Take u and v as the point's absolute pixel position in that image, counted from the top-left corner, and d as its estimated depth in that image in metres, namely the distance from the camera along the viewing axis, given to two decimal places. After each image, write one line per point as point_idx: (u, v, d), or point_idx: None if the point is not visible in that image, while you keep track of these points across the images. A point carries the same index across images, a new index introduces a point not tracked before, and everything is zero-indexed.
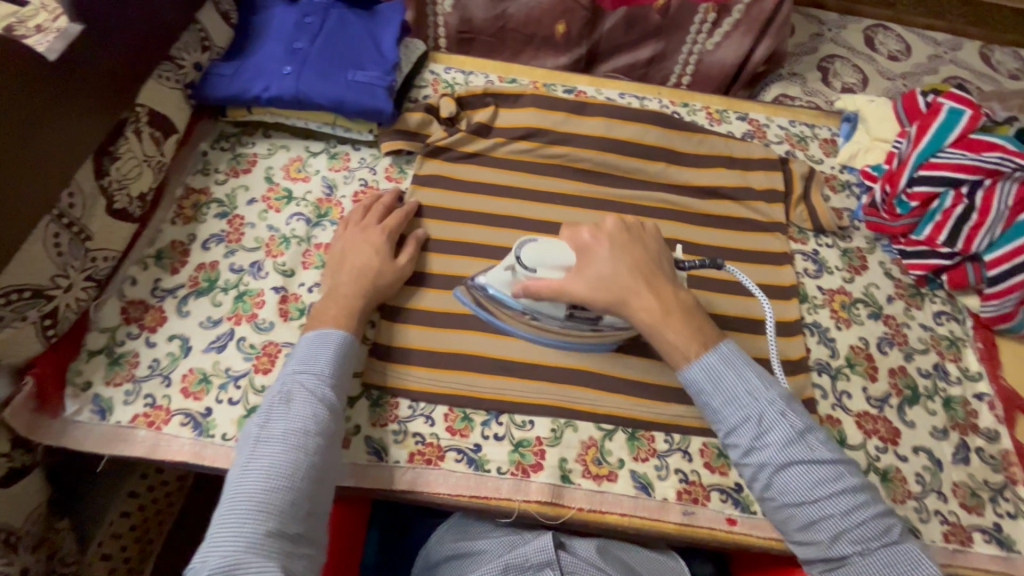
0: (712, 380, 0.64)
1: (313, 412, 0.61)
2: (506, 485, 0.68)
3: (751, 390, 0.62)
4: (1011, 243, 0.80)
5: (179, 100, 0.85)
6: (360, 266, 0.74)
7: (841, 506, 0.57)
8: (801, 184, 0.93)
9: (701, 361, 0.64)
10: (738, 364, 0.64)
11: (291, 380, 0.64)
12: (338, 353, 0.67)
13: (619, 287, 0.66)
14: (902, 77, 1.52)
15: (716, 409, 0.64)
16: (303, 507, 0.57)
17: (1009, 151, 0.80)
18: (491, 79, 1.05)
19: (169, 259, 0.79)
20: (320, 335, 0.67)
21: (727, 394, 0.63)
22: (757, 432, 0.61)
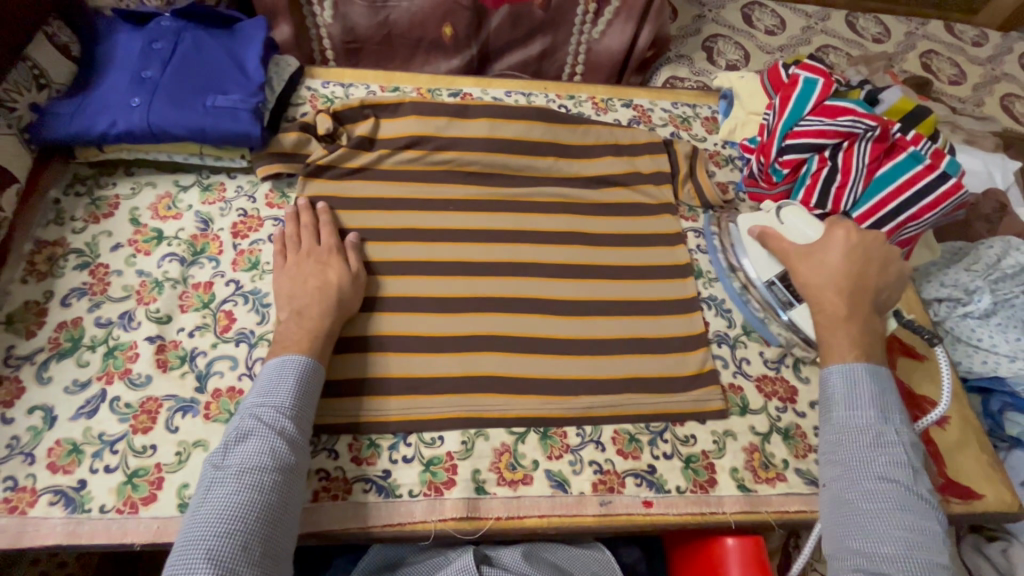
0: (849, 389, 0.68)
1: (274, 447, 0.58)
2: (419, 507, 0.66)
3: (886, 413, 0.66)
4: (872, 199, 0.85)
5: (14, 145, 0.77)
6: (314, 287, 0.71)
7: (903, 525, 0.59)
8: (687, 162, 0.96)
9: (846, 368, 0.69)
10: (883, 384, 0.68)
11: (249, 414, 0.60)
12: (299, 383, 0.63)
13: (824, 292, 0.74)
14: (779, 49, 1.61)
15: (834, 410, 0.67)
16: (258, 555, 0.53)
17: (858, 113, 0.85)
18: (372, 89, 1.02)
19: (22, 322, 0.72)
20: (284, 359, 0.64)
21: (857, 401, 0.67)
22: (873, 443, 0.64)
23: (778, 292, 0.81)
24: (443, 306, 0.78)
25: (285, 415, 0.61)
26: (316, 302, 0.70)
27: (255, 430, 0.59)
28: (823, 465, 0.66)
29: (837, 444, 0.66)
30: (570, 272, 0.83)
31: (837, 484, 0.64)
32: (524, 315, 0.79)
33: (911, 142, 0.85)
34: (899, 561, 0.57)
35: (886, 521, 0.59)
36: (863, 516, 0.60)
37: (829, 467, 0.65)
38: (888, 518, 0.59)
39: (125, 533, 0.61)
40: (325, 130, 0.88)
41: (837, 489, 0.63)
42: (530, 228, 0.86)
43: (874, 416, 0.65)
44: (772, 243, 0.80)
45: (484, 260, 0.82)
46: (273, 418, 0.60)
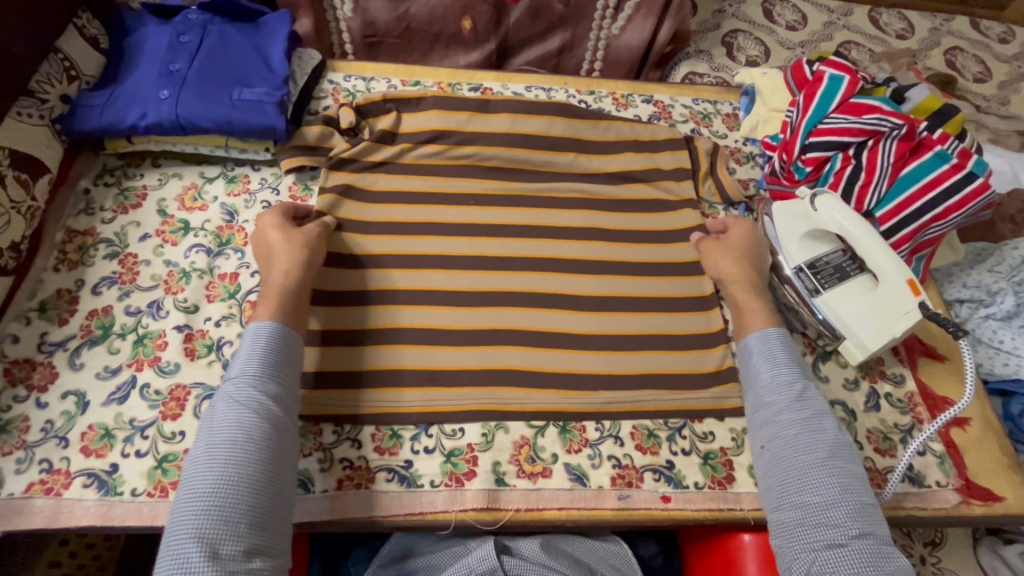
0: (768, 351, 0.71)
1: (238, 413, 0.58)
2: (440, 497, 0.67)
3: (795, 372, 0.69)
4: (897, 198, 0.84)
5: (47, 136, 0.78)
6: (287, 251, 0.73)
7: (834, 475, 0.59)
8: (706, 158, 0.95)
9: (764, 333, 0.72)
10: (792, 349, 0.71)
11: (219, 392, 0.61)
12: (262, 350, 0.63)
13: (745, 267, 0.80)
14: (800, 45, 1.58)
15: (760, 376, 0.69)
16: (243, 518, 0.53)
17: (885, 111, 0.85)
18: (394, 83, 1.02)
19: (55, 309, 0.73)
20: (254, 328, 0.65)
21: (774, 364, 0.69)
22: (796, 397, 0.66)
23: (805, 279, 0.80)
24: (464, 300, 0.78)
25: (255, 381, 0.61)
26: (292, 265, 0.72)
27: (228, 401, 0.60)
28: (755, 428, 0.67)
29: (768, 403, 0.67)
30: (590, 268, 0.84)
31: (774, 443, 0.64)
32: (543, 309, 0.79)
33: (938, 141, 0.84)
34: (838, 509, 0.57)
35: (819, 469, 0.60)
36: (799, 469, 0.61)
37: (763, 428, 0.66)
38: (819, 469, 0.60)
39: (155, 516, 0.63)
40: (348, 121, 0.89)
41: (770, 449, 0.64)
42: (551, 223, 0.87)
43: (794, 375, 0.68)
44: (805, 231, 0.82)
45: (504, 256, 0.83)
46: (244, 387, 0.61)
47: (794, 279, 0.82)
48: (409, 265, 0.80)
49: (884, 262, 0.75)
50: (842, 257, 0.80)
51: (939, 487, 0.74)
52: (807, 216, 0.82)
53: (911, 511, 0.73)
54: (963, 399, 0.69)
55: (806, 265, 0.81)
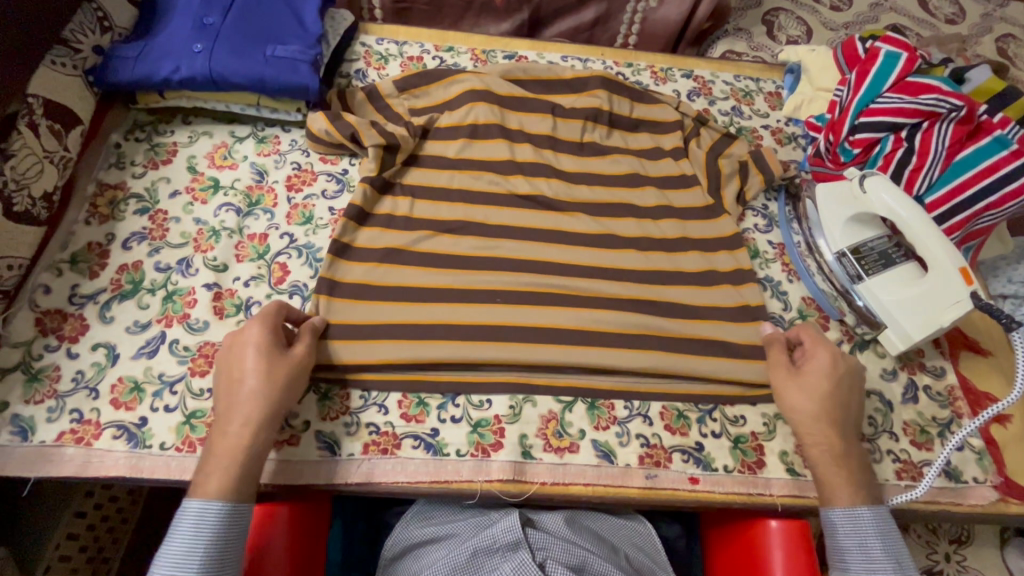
0: (857, 533, 0.63)
1: None
2: (467, 467, 0.66)
3: (897, 567, 0.61)
4: (948, 184, 0.80)
5: (80, 87, 0.77)
6: (249, 392, 0.60)
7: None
8: (759, 185, 0.89)
9: (853, 509, 0.63)
10: (891, 535, 0.62)
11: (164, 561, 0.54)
12: (217, 520, 0.55)
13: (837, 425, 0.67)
14: (844, 26, 1.52)
15: (849, 559, 0.62)
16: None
17: (945, 91, 0.80)
18: (427, 48, 1.00)
19: (86, 262, 0.73)
20: (201, 509, 0.55)
21: (870, 555, 0.61)
22: None
23: (847, 265, 0.79)
24: (495, 270, 0.76)
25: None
26: (260, 410, 0.60)
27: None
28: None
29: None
30: (624, 243, 0.81)
31: None
32: (575, 284, 0.77)
33: (999, 125, 0.80)
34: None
35: None
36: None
37: None
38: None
39: (184, 470, 0.63)
40: (383, 139, 0.81)
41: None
42: (585, 197, 0.84)
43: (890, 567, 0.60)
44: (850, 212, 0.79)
45: (536, 227, 0.80)
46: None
47: (836, 265, 0.80)
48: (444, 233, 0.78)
49: (931, 247, 0.70)
50: (887, 243, 0.78)
51: (976, 484, 0.72)
52: (854, 199, 0.79)
53: (945, 506, 0.71)
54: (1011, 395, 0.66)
55: (849, 250, 0.79)
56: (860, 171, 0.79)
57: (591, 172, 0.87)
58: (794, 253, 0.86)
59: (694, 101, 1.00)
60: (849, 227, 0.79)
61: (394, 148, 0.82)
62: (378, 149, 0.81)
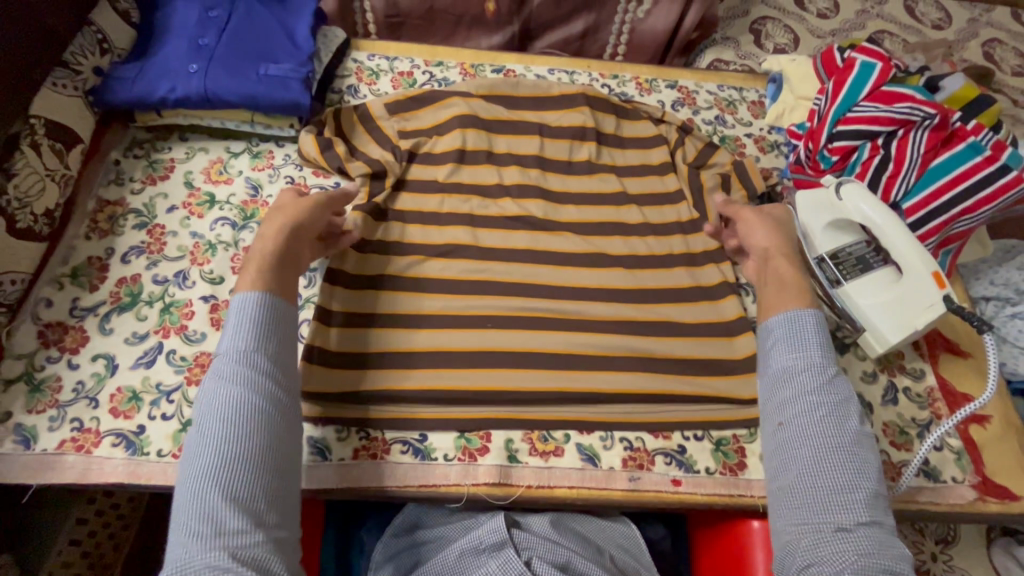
0: (793, 336, 0.66)
1: (232, 381, 0.57)
2: (454, 471, 0.68)
3: (827, 387, 0.63)
4: (926, 189, 0.82)
5: (80, 108, 0.80)
6: (288, 232, 0.69)
7: (852, 474, 0.58)
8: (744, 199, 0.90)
9: (788, 316, 0.67)
10: (827, 358, 0.65)
11: (215, 364, 0.59)
12: (260, 320, 0.62)
13: (791, 290, 0.70)
14: (831, 34, 1.55)
15: (782, 390, 0.64)
16: (246, 472, 0.54)
17: (917, 100, 0.82)
18: (417, 63, 1.03)
19: (86, 276, 0.76)
20: (243, 305, 0.62)
21: (798, 371, 0.64)
22: (824, 414, 0.61)
23: (827, 270, 0.79)
24: (483, 280, 0.79)
25: (252, 357, 0.59)
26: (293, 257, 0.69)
27: (227, 382, 0.57)
28: (773, 471, 0.62)
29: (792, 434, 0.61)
30: (608, 251, 0.83)
31: (793, 429, 0.61)
32: (560, 293, 0.79)
33: (972, 132, 0.81)
34: (841, 504, 0.56)
35: (848, 461, 0.58)
36: (818, 450, 0.59)
37: (778, 449, 0.62)
38: (845, 470, 0.58)
39: None
40: (370, 168, 0.85)
41: (788, 479, 0.60)
42: (568, 210, 0.86)
43: (821, 388, 0.62)
44: (829, 218, 0.81)
45: (522, 237, 0.83)
46: (240, 368, 0.58)
47: (815, 269, 0.80)
48: (433, 245, 0.81)
49: (908, 255, 0.73)
50: (865, 249, 0.80)
51: (955, 484, 0.73)
52: (834, 205, 0.81)
53: (924, 506, 0.73)
54: (984, 396, 0.68)
55: (829, 255, 0.80)
56: (837, 178, 0.81)
57: (578, 178, 0.90)
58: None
59: (678, 111, 1.02)
60: (827, 233, 0.81)
61: (381, 175, 0.85)
62: (365, 178, 0.84)
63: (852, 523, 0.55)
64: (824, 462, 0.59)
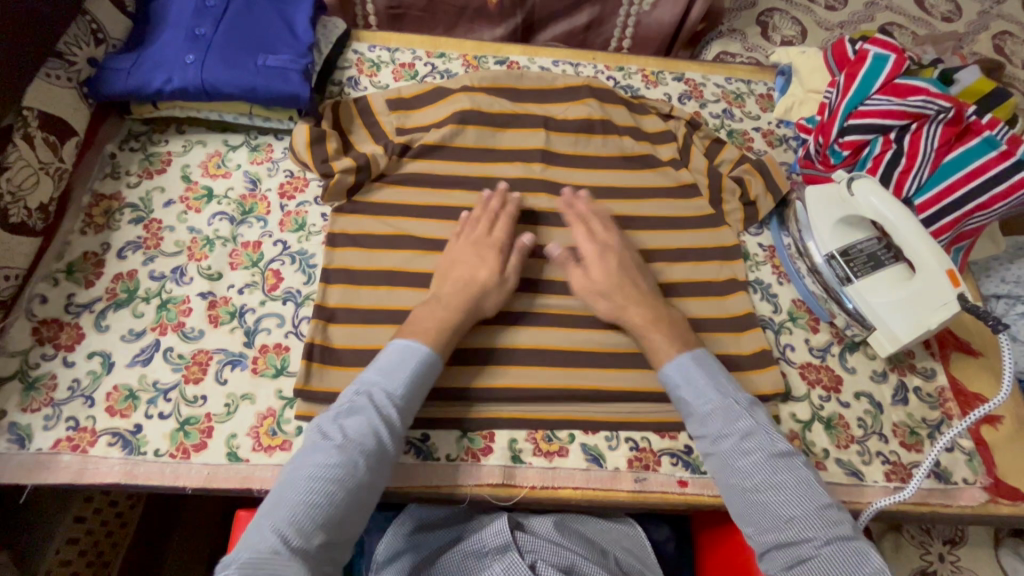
0: (687, 379, 0.67)
1: (378, 419, 0.60)
2: (456, 471, 0.67)
3: (721, 391, 0.65)
4: (938, 185, 0.81)
5: (74, 99, 0.78)
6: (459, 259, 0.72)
7: (777, 469, 0.60)
8: (771, 204, 0.88)
9: (680, 359, 0.68)
10: (711, 366, 0.68)
11: (365, 388, 0.62)
12: (420, 375, 0.64)
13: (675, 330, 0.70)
14: (840, 26, 1.52)
15: (690, 407, 0.66)
16: (342, 501, 0.55)
17: (932, 93, 0.80)
18: (418, 55, 1.00)
19: (81, 272, 0.74)
20: (406, 350, 0.65)
21: (700, 390, 0.66)
22: (730, 419, 0.63)
23: (836, 267, 0.79)
24: None
25: (391, 403, 0.61)
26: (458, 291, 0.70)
27: (365, 412, 0.60)
28: (734, 514, 0.61)
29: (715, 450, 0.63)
30: None
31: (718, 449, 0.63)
32: (565, 290, 0.78)
33: (987, 126, 0.79)
34: (799, 524, 0.56)
35: (769, 458, 0.60)
36: (763, 479, 0.59)
37: (714, 467, 0.63)
38: (789, 492, 0.58)
39: (178, 476, 0.64)
40: (354, 162, 0.81)
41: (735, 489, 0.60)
42: (574, 205, 0.85)
43: (719, 396, 0.65)
44: (839, 214, 0.79)
45: (526, 231, 0.81)
46: (387, 409, 0.61)
47: (824, 267, 0.80)
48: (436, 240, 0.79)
49: (921, 252, 0.71)
50: (876, 246, 0.78)
51: (966, 485, 0.72)
52: (844, 200, 0.79)
53: (934, 508, 0.71)
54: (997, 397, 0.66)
55: (838, 253, 0.79)
56: (847, 173, 0.79)
57: (583, 173, 0.88)
58: (783, 254, 0.86)
59: (685, 104, 1.00)
60: (836, 231, 0.79)
61: (365, 168, 0.81)
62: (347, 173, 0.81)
63: (815, 542, 0.55)
64: (774, 486, 0.59)
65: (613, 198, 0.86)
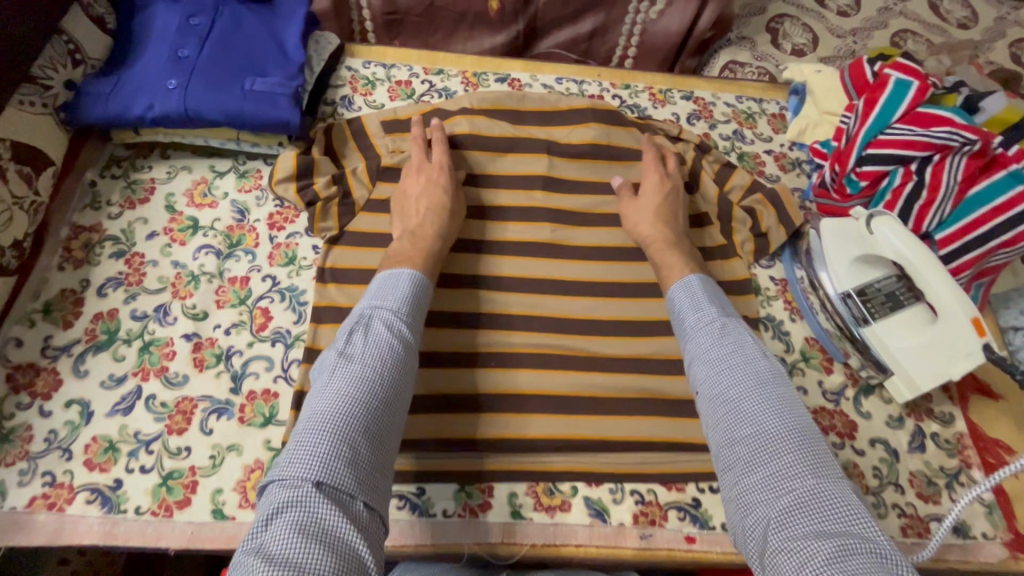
0: (692, 301, 0.69)
1: (387, 339, 0.60)
2: (453, 529, 0.64)
3: (722, 313, 0.67)
4: (962, 220, 0.76)
5: (50, 126, 0.74)
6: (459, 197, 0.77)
7: (775, 401, 0.57)
8: (783, 236, 0.85)
9: (685, 283, 0.71)
10: (714, 293, 0.70)
11: (368, 310, 0.63)
12: (413, 290, 0.65)
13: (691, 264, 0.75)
14: (852, 33, 1.47)
15: (688, 323, 0.68)
16: (366, 412, 0.54)
17: (958, 124, 0.75)
18: (415, 71, 0.96)
19: (59, 311, 0.70)
20: (397, 275, 0.66)
21: (703, 314, 0.67)
22: (723, 339, 0.64)
23: (852, 307, 0.75)
24: (486, 314, 0.75)
25: (392, 320, 0.62)
26: (427, 224, 0.74)
27: (376, 332, 0.60)
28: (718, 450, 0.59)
29: (707, 365, 0.63)
30: (616, 288, 0.79)
31: (711, 376, 0.62)
32: (566, 330, 0.76)
33: (1014, 159, 0.75)
34: (776, 439, 0.55)
35: (766, 387, 0.59)
36: (736, 400, 0.59)
37: (704, 395, 0.62)
38: (773, 405, 0.57)
39: (160, 537, 0.60)
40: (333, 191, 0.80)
41: (722, 411, 0.59)
42: (577, 238, 0.82)
43: (721, 321, 0.66)
44: (857, 253, 0.75)
45: (527, 264, 0.79)
46: (391, 326, 0.61)
47: (840, 305, 0.76)
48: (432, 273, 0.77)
49: (945, 295, 0.67)
50: (895, 284, 0.75)
51: (985, 540, 0.69)
52: (863, 238, 0.75)
53: (954, 564, 0.68)
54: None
55: (855, 292, 0.75)
56: (866, 210, 0.75)
57: (587, 203, 0.85)
58: (796, 290, 0.82)
59: (694, 126, 0.96)
60: (854, 270, 0.75)
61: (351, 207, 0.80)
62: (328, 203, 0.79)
63: (791, 457, 0.53)
64: (748, 408, 0.58)
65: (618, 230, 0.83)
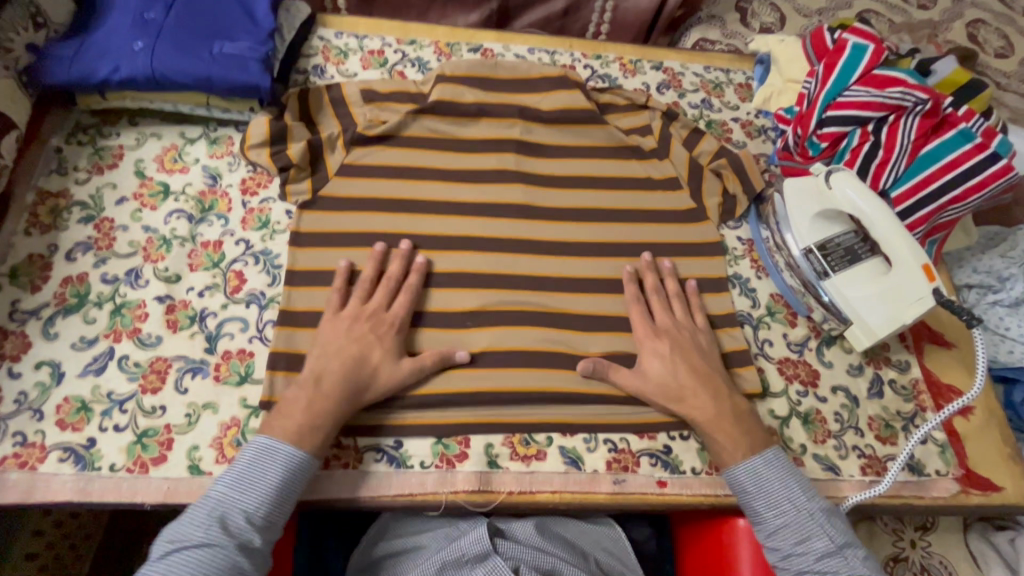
0: (759, 483, 0.64)
1: (233, 549, 0.53)
2: (431, 478, 0.65)
3: (795, 500, 0.63)
4: (913, 178, 0.80)
5: (12, 90, 0.72)
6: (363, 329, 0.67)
7: None
8: (747, 200, 0.87)
9: (749, 463, 0.65)
10: (784, 469, 0.64)
11: (215, 504, 0.55)
12: (282, 476, 0.58)
13: (741, 428, 0.67)
14: (818, 13, 1.51)
15: (760, 512, 0.64)
16: None
17: (910, 84, 0.80)
18: (388, 41, 0.96)
19: (26, 276, 0.69)
20: (259, 447, 0.58)
21: (772, 502, 0.63)
22: (800, 539, 0.61)
23: (814, 262, 0.78)
24: (462, 273, 0.75)
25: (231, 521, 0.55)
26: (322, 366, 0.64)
27: (220, 539, 0.53)
28: None
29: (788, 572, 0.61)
30: (590, 249, 0.80)
31: None
32: (541, 286, 0.76)
33: (962, 118, 0.79)
34: None
35: None
36: None
37: None
38: None
39: (136, 492, 0.60)
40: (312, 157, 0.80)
41: None
42: (550, 202, 0.83)
43: (794, 515, 0.62)
44: (818, 208, 0.79)
45: (500, 225, 0.79)
46: (236, 531, 0.54)
47: (802, 261, 0.79)
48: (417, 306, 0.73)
49: (899, 247, 0.71)
50: (853, 239, 0.78)
51: (938, 476, 0.73)
52: (821, 193, 0.78)
53: (910, 500, 0.72)
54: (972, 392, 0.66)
55: (816, 246, 0.78)
56: (826, 168, 0.78)
57: (559, 168, 0.86)
58: (761, 249, 0.85)
59: (663, 94, 0.98)
60: (816, 225, 0.78)
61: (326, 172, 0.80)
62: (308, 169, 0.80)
63: None
64: None
65: (591, 193, 0.85)
